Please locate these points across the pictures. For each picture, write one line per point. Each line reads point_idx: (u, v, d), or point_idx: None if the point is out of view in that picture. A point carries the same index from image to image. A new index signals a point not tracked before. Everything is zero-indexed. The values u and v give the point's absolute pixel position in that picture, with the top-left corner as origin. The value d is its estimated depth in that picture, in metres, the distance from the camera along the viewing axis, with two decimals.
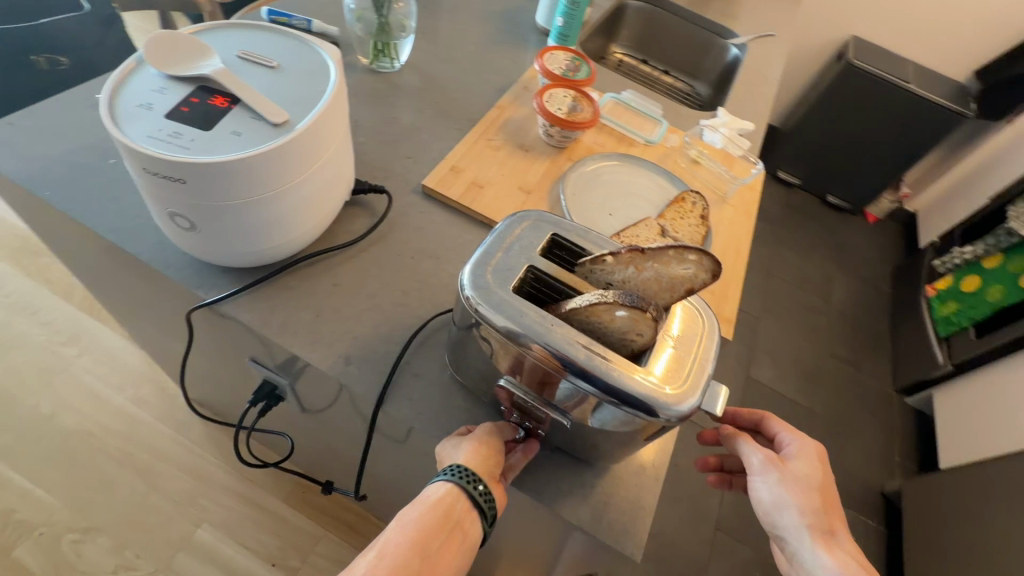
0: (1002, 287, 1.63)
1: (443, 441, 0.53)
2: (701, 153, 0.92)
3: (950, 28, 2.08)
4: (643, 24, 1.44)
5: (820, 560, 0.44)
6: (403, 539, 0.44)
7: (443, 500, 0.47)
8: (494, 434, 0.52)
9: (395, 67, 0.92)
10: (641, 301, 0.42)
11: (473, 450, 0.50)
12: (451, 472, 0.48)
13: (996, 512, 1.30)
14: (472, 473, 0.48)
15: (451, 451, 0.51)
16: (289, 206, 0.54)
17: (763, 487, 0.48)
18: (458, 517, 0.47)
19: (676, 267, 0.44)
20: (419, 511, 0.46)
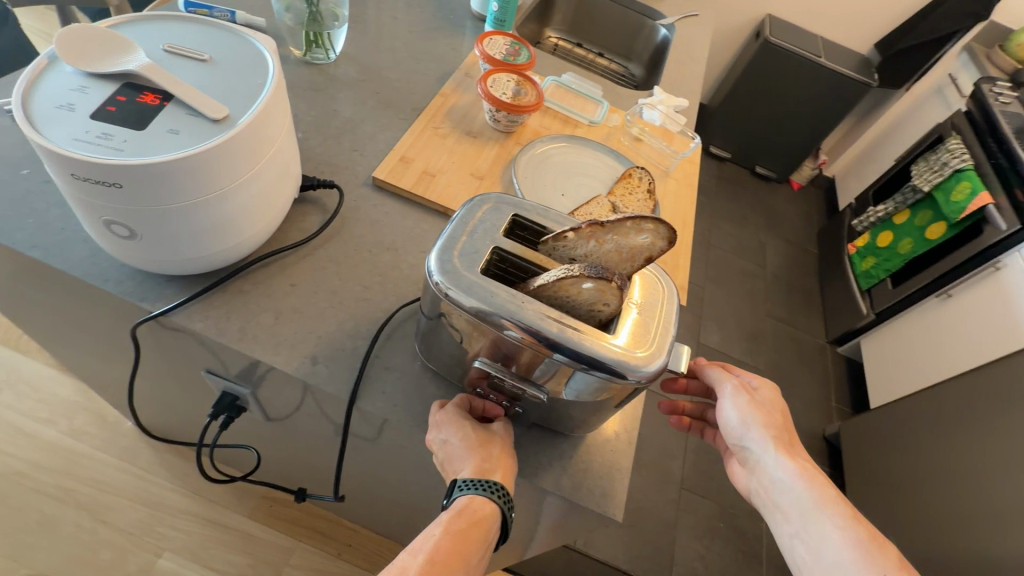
0: (911, 239, 1.81)
1: (464, 427, 0.53)
2: (642, 130, 0.96)
3: (851, 5, 2.25)
4: (575, 7, 1.45)
5: (780, 460, 0.50)
6: (449, 547, 0.46)
7: (479, 514, 0.49)
8: (507, 438, 0.55)
9: (330, 58, 0.89)
10: (606, 271, 0.44)
11: (507, 465, 0.52)
12: (491, 488, 0.51)
13: (923, 440, 1.45)
14: (506, 491, 0.51)
15: (485, 458, 0.52)
16: (236, 206, 0.52)
17: (731, 406, 0.55)
18: (488, 530, 0.50)
19: (634, 237, 0.47)
20: (459, 522, 0.48)
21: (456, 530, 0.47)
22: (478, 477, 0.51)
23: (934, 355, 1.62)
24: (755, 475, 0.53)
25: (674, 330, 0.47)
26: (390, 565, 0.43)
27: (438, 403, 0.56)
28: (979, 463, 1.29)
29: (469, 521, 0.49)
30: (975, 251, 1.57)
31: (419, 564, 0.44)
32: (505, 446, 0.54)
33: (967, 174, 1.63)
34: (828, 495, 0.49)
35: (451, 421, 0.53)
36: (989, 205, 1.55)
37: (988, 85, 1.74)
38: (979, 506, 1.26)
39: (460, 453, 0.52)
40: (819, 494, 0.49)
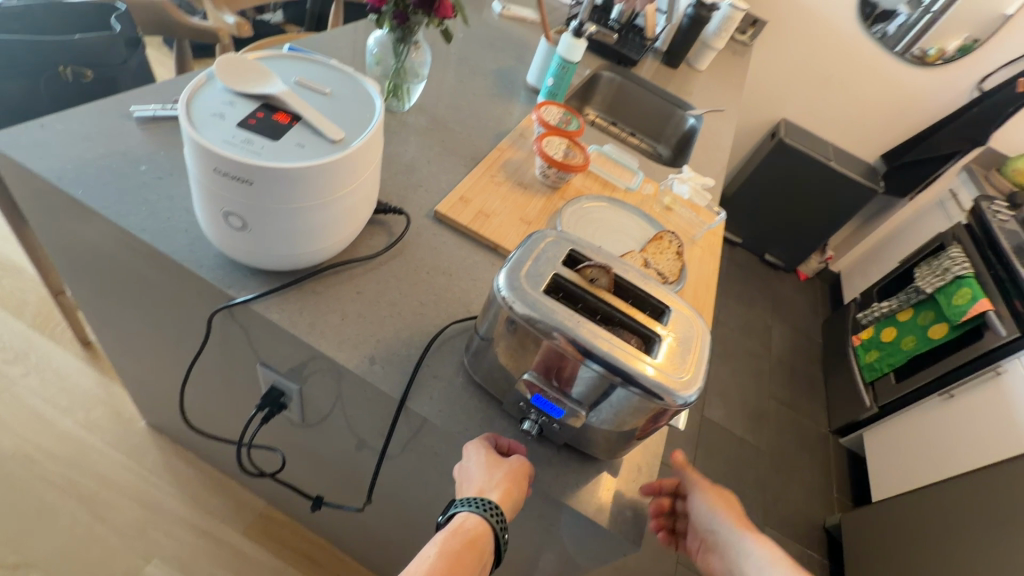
0: (914, 336, 1.87)
1: (475, 450, 0.56)
2: (673, 201, 1.06)
3: (859, 118, 2.47)
4: (614, 92, 1.62)
5: (739, 534, 0.62)
6: (444, 565, 0.49)
7: (474, 534, 0.52)
8: (521, 466, 0.56)
9: (404, 107, 1.01)
10: (622, 333, 0.53)
11: (505, 486, 0.54)
12: (484, 508, 0.53)
13: (930, 538, 1.43)
14: (501, 512, 0.54)
15: (486, 479, 0.54)
16: (332, 215, 0.60)
17: (698, 502, 0.65)
18: (484, 549, 0.53)
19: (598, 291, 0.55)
20: (455, 540, 0.52)
21: (451, 548, 0.51)
22: (475, 496, 0.54)
23: (938, 452, 1.63)
24: (726, 553, 0.63)
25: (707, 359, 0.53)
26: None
27: (480, 434, 0.61)
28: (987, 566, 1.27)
29: (464, 540, 0.52)
30: (976, 353, 1.62)
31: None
32: (514, 467, 0.56)
33: (968, 281, 1.72)
34: (776, 554, 0.61)
35: (469, 446, 0.57)
36: (989, 311, 1.62)
37: (987, 203, 1.89)
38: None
39: (469, 474, 0.55)
40: (770, 554, 0.61)
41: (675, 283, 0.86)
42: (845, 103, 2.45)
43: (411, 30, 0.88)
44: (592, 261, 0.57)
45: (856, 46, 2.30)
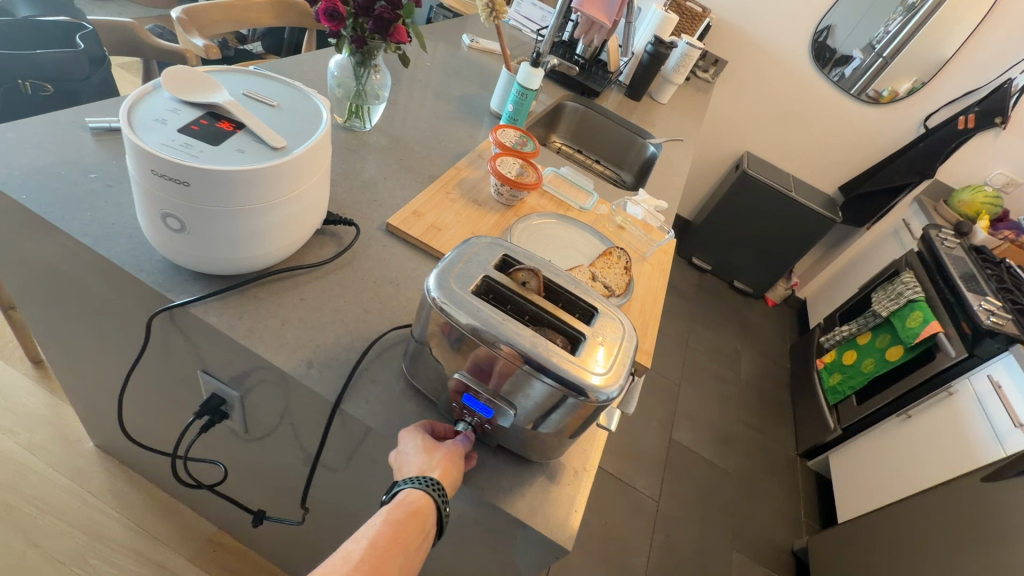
0: (873, 359, 1.92)
1: (411, 435, 0.55)
2: (625, 220, 1.10)
3: (816, 152, 2.60)
4: (578, 120, 1.70)
5: None
6: (390, 535, 0.47)
7: (418, 507, 0.49)
8: (456, 448, 0.56)
9: (365, 127, 1.05)
10: (547, 333, 0.55)
11: (446, 464, 0.53)
12: (426, 482, 0.50)
13: (891, 561, 1.43)
14: (442, 487, 0.51)
15: (426, 459, 0.53)
16: (274, 220, 0.61)
17: None
18: (427, 524, 0.49)
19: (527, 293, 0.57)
20: (398, 513, 0.48)
21: (396, 520, 0.48)
22: (416, 474, 0.51)
23: (900, 473, 1.64)
24: None
25: (633, 358, 0.55)
26: (333, 552, 0.45)
27: (413, 422, 0.61)
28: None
29: (407, 514, 0.49)
30: (930, 373, 1.68)
31: (360, 549, 0.45)
32: (453, 448, 0.56)
33: (919, 304, 1.81)
34: None
35: (405, 433, 0.55)
36: (940, 333, 1.69)
37: (935, 232, 2.00)
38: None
39: (405, 459, 0.53)
40: None
41: (622, 296, 0.89)
42: (803, 138, 2.59)
43: (371, 53, 0.92)
44: (524, 265, 0.59)
45: (810, 86, 2.45)
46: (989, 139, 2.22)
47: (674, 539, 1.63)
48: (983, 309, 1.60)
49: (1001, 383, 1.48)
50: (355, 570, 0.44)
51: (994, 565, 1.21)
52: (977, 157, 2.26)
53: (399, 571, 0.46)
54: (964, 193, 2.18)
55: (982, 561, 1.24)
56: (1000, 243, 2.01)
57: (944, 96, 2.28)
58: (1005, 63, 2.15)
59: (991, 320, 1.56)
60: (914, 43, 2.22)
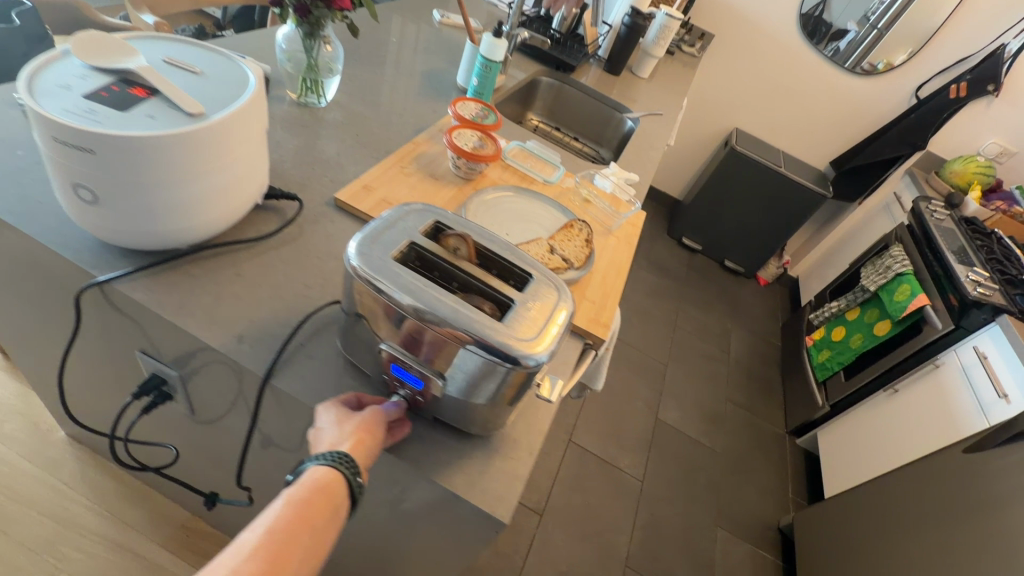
0: (861, 334, 1.90)
1: (326, 408, 0.54)
2: (591, 193, 1.07)
3: (806, 127, 2.55)
4: (553, 97, 1.66)
5: None
6: (291, 518, 0.46)
7: (324, 484, 0.49)
8: (375, 418, 0.54)
9: (321, 102, 1.02)
10: (477, 300, 0.53)
11: (357, 435, 0.52)
12: (334, 457, 0.50)
13: (874, 537, 1.42)
14: (353, 460, 0.51)
15: (337, 432, 0.52)
16: (198, 191, 0.59)
17: None
18: (336, 499, 0.49)
19: (457, 260, 0.55)
20: (302, 493, 0.48)
21: (299, 500, 0.47)
22: (325, 449, 0.51)
23: (886, 447, 1.63)
24: None
25: (569, 324, 0.54)
26: (226, 546, 0.43)
27: (342, 393, 0.59)
28: (923, 564, 1.26)
29: (312, 492, 0.48)
30: (917, 346, 1.65)
31: (255, 537, 0.44)
32: (372, 417, 0.54)
33: (906, 277, 1.78)
34: None
35: (321, 406, 0.55)
36: (927, 306, 1.65)
37: (925, 204, 1.96)
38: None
39: (318, 434, 0.53)
40: None
41: (581, 268, 0.86)
42: (792, 112, 2.54)
43: (318, 24, 0.89)
44: (455, 232, 0.57)
45: (799, 58, 2.39)
46: (982, 107, 2.17)
47: (659, 518, 1.62)
48: (970, 280, 1.57)
49: (987, 355, 1.45)
50: (251, 559, 0.42)
51: (975, 538, 1.19)
52: (970, 127, 2.21)
53: (302, 551, 0.45)
54: (956, 163, 2.13)
55: (962, 534, 1.22)
56: (991, 214, 1.96)
57: (935, 65, 2.22)
58: (998, 28, 2.09)
59: (977, 291, 1.53)
60: (910, 13, 2.15)
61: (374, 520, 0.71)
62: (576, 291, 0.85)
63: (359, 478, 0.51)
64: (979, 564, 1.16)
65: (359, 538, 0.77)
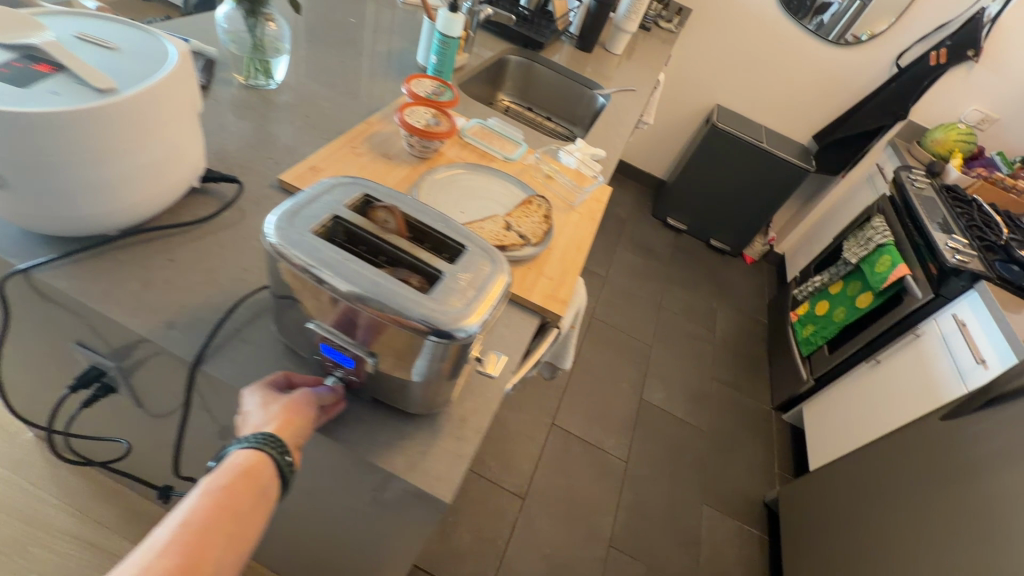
0: (844, 308, 1.89)
1: (251, 392, 0.53)
2: (554, 170, 1.05)
3: (788, 101, 2.52)
4: (524, 76, 1.62)
5: None
6: (209, 508, 0.43)
7: (249, 467, 0.46)
8: (304, 398, 0.53)
9: (271, 84, 0.98)
10: (404, 274, 0.51)
11: (284, 416, 0.50)
12: (259, 439, 0.48)
13: (855, 508, 1.42)
14: (280, 441, 0.49)
15: (262, 414, 0.50)
16: (115, 172, 0.57)
17: None
18: (264, 482, 0.47)
19: (384, 233, 0.53)
20: (223, 481, 0.45)
21: (220, 488, 0.44)
22: (250, 432, 0.49)
23: (868, 418, 1.62)
24: None
25: (507, 292, 0.52)
26: (135, 546, 0.39)
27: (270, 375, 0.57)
28: (902, 532, 1.26)
29: (236, 477, 0.46)
30: (898, 317, 1.64)
31: (168, 533, 0.40)
32: (302, 398, 0.53)
33: (888, 247, 1.77)
34: None
35: (247, 389, 0.53)
36: (907, 276, 1.64)
37: (906, 174, 1.94)
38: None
39: (244, 418, 0.51)
40: None
41: (538, 245, 0.84)
42: (773, 86, 2.50)
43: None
44: (384, 205, 0.55)
45: (778, 30, 2.35)
46: (963, 74, 2.13)
47: (643, 498, 1.61)
48: (949, 247, 1.55)
49: (966, 322, 1.44)
50: (164, 555, 0.39)
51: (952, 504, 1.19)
52: (951, 94, 2.18)
53: (226, 539, 0.42)
54: (937, 131, 2.10)
55: (940, 500, 1.21)
56: (973, 181, 1.94)
57: (915, 32, 2.18)
58: None
59: (956, 258, 1.51)
60: None
61: (327, 507, 0.70)
62: (534, 268, 0.82)
63: (290, 458, 0.50)
64: (955, 529, 1.15)
65: (317, 526, 0.75)
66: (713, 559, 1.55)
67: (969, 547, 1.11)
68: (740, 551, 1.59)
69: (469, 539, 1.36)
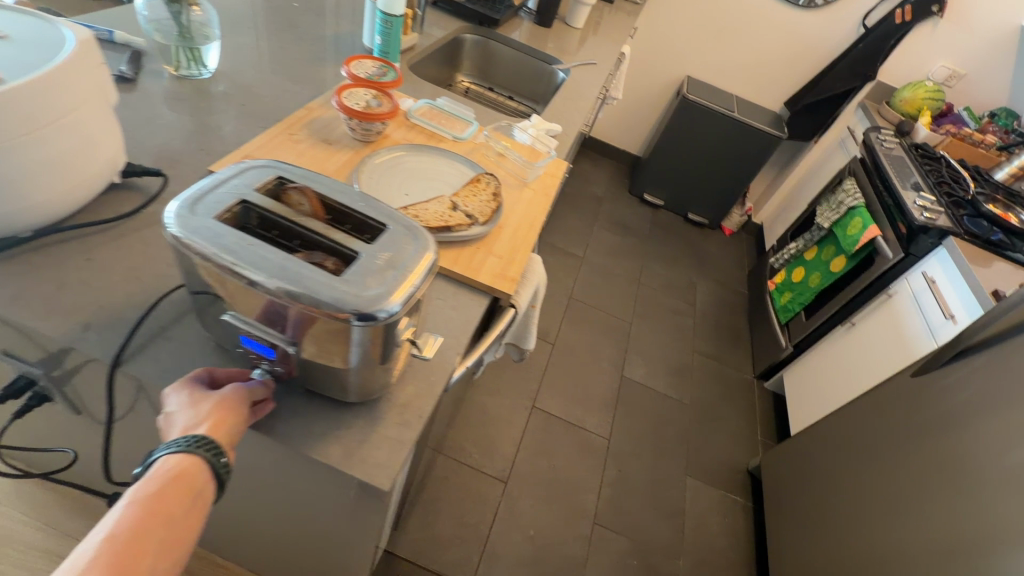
0: (819, 273, 1.89)
1: (175, 391, 0.49)
2: (507, 147, 1.02)
3: (757, 68, 2.49)
4: (481, 55, 1.59)
5: None
6: (139, 516, 0.40)
7: (180, 472, 0.43)
8: (237, 395, 0.50)
9: (203, 74, 0.95)
10: (320, 257, 0.49)
11: (217, 415, 0.47)
12: (191, 442, 0.45)
13: (832, 470, 1.42)
14: (214, 442, 0.46)
15: (192, 414, 0.47)
16: (12, 169, 0.54)
17: None
18: (198, 485, 0.44)
19: (299, 216, 0.50)
20: (152, 487, 0.42)
21: (148, 494, 0.41)
22: (179, 436, 0.45)
23: (845, 381, 1.63)
24: None
25: (433, 268, 0.51)
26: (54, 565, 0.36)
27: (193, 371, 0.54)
28: (876, 491, 1.27)
29: (167, 483, 0.42)
30: (871, 278, 1.64)
31: (95, 547, 0.37)
32: (236, 395, 0.50)
33: (859, 210, 1.77)
34: None
35: (169, 390, 0.49)
36: (878, 237, 1.64)
37: (875, 135, 1.93)
38: (884, 542, 1.18)
39: (169, 420, 0.47)
40: None
41: (486, 224, 0.82)
42: (742, 54, 2.47)
43: None
44: (298, 188, 0.52)
45: None
46: (929, 30, 2.12)
47: (626, 474, 1.62)
48: (917, 206, 1.55)
49: (935, 279, 1.43)
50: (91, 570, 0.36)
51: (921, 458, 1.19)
52: (918, 51, 2.16)
53: (159, 548, 0.40)
54: (906, 90, 2.09)
55: (908, 456, 1.22)
56: (941, 138, 1.94)
57: None
58: None
59: (924, 216, 1.51)
60: None
61: (278, 504, 0.68)
62: (483, 247, 0.80)
63: (226, 460, 0.47)
64: (922, 483, 1.15)
65: (274, 523, 0.74)
66: (697, 529, 1.56)
67: (935, 501, 1.11)
68: (724, 519, 1.61)
69: (452, 527, 1.36)
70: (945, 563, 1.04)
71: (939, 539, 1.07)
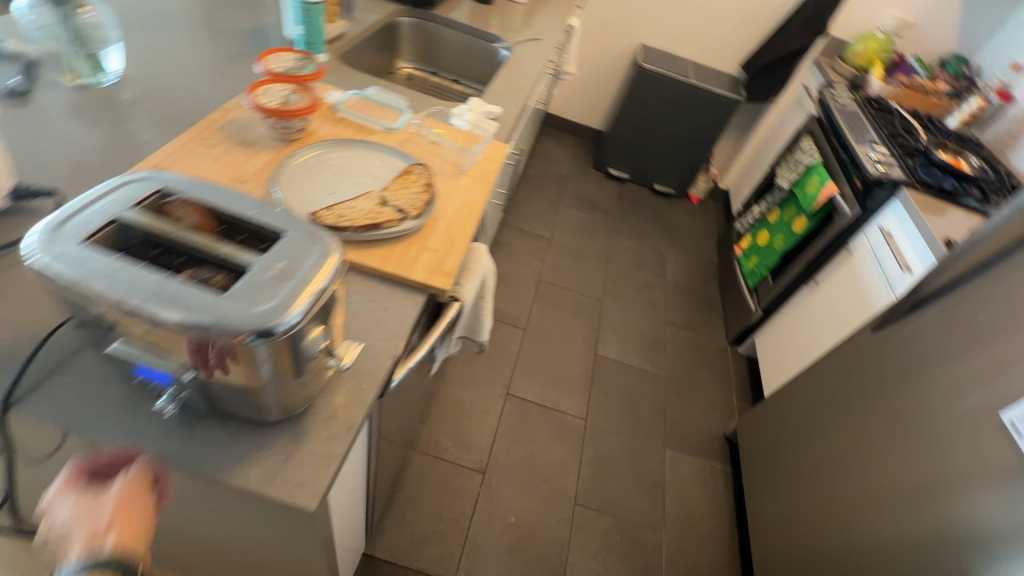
0: (782, 235, 1.89)
1: (62, 499, 0.44)
2: (442, 133, 0.98)
3: (711, 31, 2.46)
4: (421, 38, 1.54)
5: None
6: None
7: None
8: (139, 492, 0.46)
9: (101, 81, 0.89)
10: (209, 274, 0.45)
11: (122, 522, 0.44)
12: (95, 559, 0.41)
13: (801, 429, 1.44)
14: (123, 555, 0.43)
15: (91, 525, 0.43)
16: None
17: None
18: None
19: (184, 231, 0.47)
20: None
21: None
22: (77, 555, 0.41)
23: (812, 339, 1.64)
24: None
25: (338, 273, 0.48)
26: None
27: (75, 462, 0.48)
28: (842, 446, 1.28)
29: None
30: (831, 236, 1.64)
31: None
32: (135, 485, 0.46)
33: (817, 168, 1.77)
34: None
35: (54, 498, 0.44)
36: (836, 194, 1.64)
37: (829, 91, 1.92)
38: (851, 495, 1.20)
39: (61, 535, 0.43)
40: None
41: (419, 217, 0.78)
42: (695, 18, 2.43)
43: None
44: (182, 202, 0.49)
45: None
46: None
47: (606, 451, 1.63)
48: (870, 158, 1.54)
49: (891, 231, 1.44)
50: None
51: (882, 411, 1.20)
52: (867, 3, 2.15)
53: None
54: (858, 44, 2.08)
55: (871, 409, 1.23)
56: (894, 90, 1.93)
57: None
58: None
59: (878, 169, 1.50)
60: None
61: (218, 529, 0.65)
62: (417, 241, 0.77)
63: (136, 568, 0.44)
64: (884, 435, 1.17)
65: (222, 547, 0.71)
66: (679, 498, 1.57)
67: (896, 450, 1.13)
68: (704, 487, 1.63)
69: (432, 523, 1.35)
70: (908, 511, 1.06)
71: (901, 488, 1.08)
